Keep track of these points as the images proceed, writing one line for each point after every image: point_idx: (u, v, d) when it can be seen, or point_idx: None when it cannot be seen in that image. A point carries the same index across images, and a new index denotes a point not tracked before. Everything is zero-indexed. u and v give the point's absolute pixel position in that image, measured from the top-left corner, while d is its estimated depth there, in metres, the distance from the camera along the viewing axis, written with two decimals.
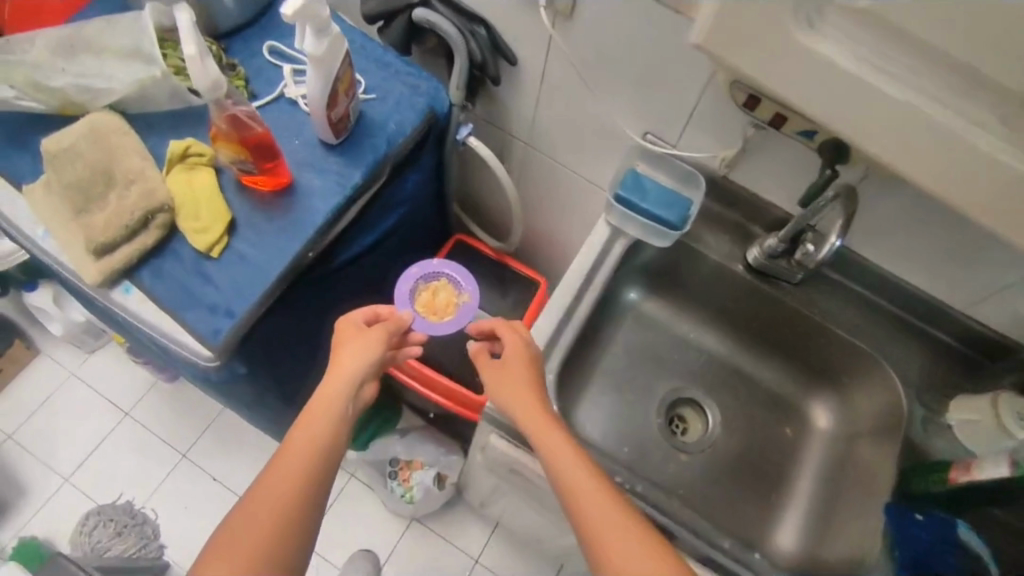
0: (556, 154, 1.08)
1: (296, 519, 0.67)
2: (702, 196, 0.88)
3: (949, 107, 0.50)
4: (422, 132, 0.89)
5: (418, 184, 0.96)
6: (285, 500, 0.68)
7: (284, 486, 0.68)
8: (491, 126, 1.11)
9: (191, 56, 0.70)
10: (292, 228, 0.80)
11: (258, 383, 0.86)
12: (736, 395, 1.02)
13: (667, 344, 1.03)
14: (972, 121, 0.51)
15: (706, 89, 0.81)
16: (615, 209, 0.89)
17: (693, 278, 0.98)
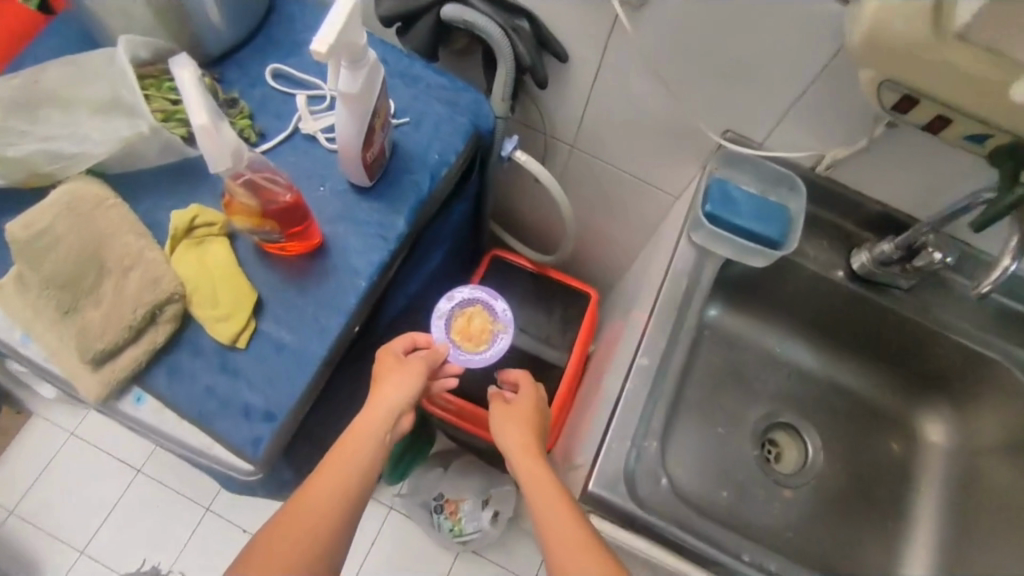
0: (608, 155, 0.94)
1: (312, 569, 0.60)
2: (804, 204, 0.75)
3: None
4: (468, 157, 0.74)
5: (463, 214, 0.81)
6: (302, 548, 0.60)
7: (313, 525, 0.61)
8: (528, 128, 0.95)
9: (201, 126, 0.54)
10: (332, 298, 0.65)
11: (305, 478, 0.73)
12: (837, 412, 0.91)
13: (757, 364, 0.91)
14: None
15: (817, 79, 0.66)
16: (705, 228, 0.75)
17: (783, 291, 0.85)
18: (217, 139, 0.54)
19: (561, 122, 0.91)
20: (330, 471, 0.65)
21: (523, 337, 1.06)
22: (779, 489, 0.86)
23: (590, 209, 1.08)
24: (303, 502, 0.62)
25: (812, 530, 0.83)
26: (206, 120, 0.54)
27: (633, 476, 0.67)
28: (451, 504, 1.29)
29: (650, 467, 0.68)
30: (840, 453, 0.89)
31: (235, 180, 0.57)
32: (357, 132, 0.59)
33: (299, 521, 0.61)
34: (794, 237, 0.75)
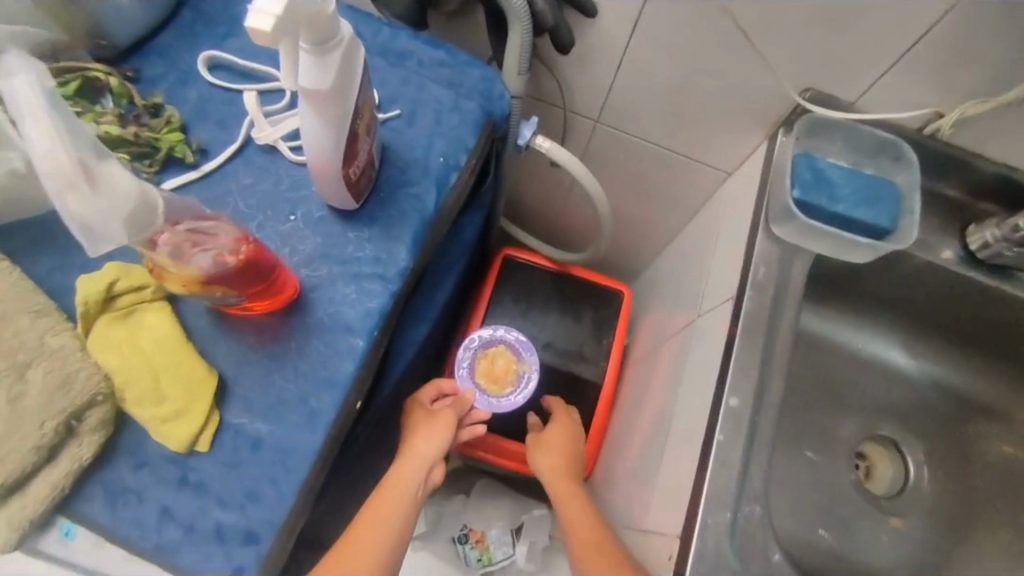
0: (642, 129, 0.76)
1: None
2: (917, 179, 0.59)
3: None
4: (481, 156, 0.57)
5: (476, 224, 0.64)
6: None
7: None
8: (542, 104, 0.77)
9: (59, 172, 0.34)
10: (323, 366, 0.48)
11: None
12: (941, 419, 0.76)
13: (840, 369, 0.76)
14: None
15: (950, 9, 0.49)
16: (795, 220, 0.58)
17: (873, 280, 0.69)
18: (88, 195, 0.35)
19: (584, 93, 0.73)
20: (358, 544, 0.58)
21: (550, 350, 0.90)
22: (881, 516, 0.72)
23: (615, 191, 0.90)
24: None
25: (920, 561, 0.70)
26: (62, 167, 0.34)
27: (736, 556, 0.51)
28: (477, 532, 1.13)
29: (758, 542, 0.53)
30: (948, 469, 0.74)
31: (156, 249, 0.40)
32: (338, 140, 0.41)
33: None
34: (909, 222, 0.58)
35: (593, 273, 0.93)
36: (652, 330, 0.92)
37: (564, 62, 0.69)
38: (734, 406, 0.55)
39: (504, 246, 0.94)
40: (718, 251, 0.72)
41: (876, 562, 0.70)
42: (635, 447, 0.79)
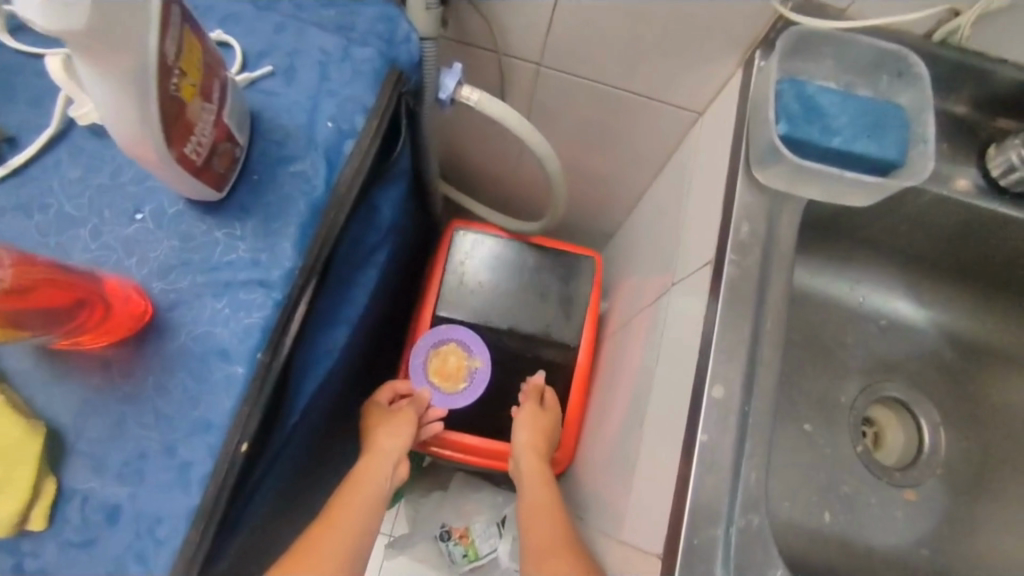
0: (594, 70, 0.64)
1: None
2: (932, 99, 0.48)
3: None
4: (388, 113, 0.44)
5: (396, 203, 0.53)
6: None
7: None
8: (472, 48, 0.65)
9: None
10: (194, 406, 0.38)
11: None
12: (962, 377, 0.66)
13: (843, 330, 0.65)
14: None
15: None
16: (781, 163, 0.47)
17: (874, 222, 0.59)
18: None
19: (519, 29, 0.61)
20: (342, 516, 0.55)
21: (512, 333, 0.80)
22: (896, 492, 0.62)
23: (573, 146, 0.79)
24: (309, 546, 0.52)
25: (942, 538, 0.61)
26: None
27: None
28: (460, 528, 1.05)
29: (757, 559, 0.42)
30: (973, 432, 0.64)
31: None
32: (124, 93, 0.29)
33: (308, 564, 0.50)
34: (923, 152, 0.47)
35: (556, 241, 0.82)
36: (626, 300, 0.81)
37: None
38: (719, 395, 0.44)
39: (454, 220, 0.82)
40: (691, 207, 0.61)
41: (902, 548, 0.60)
42: (612, 435, 0.69)
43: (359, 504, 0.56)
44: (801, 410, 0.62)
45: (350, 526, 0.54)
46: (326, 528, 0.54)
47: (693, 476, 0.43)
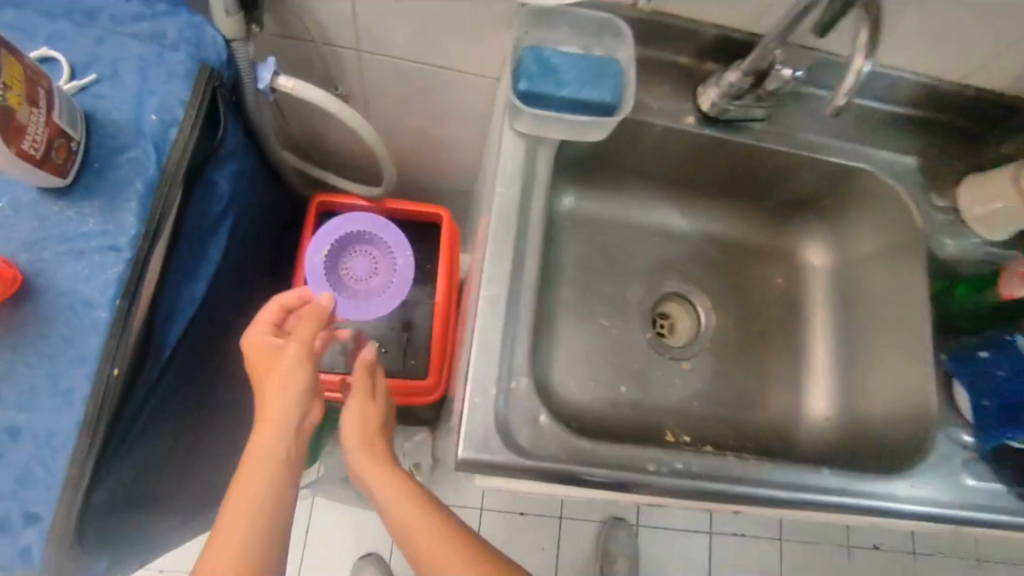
0: (402, 53, 0.77)
1: None
2: (632, 52, 0.64)
3: None
4: (206, 103, 0.57)
5: (232, 176, 0.64)
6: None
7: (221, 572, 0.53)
8: (294, 40, 0.76)
9: None
10: (72, 344, 0.50)
11: (109, 538, 0.59)
12: (714, 266, 0.86)
13: (625, 243, 0.84)
14: None
15: None
16: (525, 113, 0.63)
17: (628, 159, 0.77)
18: None
19: (332, 26, 0.74)
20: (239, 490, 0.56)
21: None
22: (677, 364, 0.82)
23: (409, 119, 0.92)
24: (226, 516, 0.55)
25: (710, 393, 0.81)
26: None
27: (510, 431, 0.57)
28: None
29: (526, 406, 0.58)
30: (723, 309, 0.85)
31: None
32: None
33: (230, 549, 0.54)
34: (629, 94, 0.63)
35: (410, 202, 0.95)
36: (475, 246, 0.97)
37: None
38: (492, 292, 0.60)
39: (317, 193, 0.94)
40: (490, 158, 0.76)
41: (674, 404, 0.80)
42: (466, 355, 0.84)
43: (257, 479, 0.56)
44: (597, 310, 0.81)
45: (258, 490, 0.56)
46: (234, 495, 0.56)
47: (476, 354, 0.58)
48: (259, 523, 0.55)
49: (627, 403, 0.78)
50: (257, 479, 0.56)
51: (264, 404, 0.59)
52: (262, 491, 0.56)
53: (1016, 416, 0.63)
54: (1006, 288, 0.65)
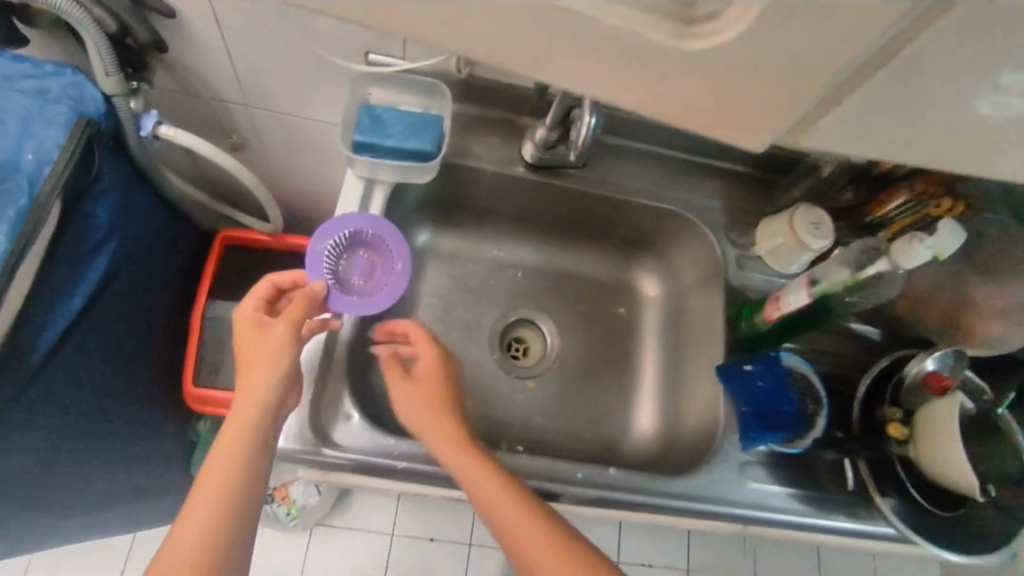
0: (283, 108, 0.91)
1: None
2: (451, 109, 0.77)
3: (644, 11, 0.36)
4: (81, 146, 0.69)
5: (109, 209, 0.77)
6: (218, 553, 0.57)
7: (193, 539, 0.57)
8: (189, 96, 0.90)
9: None
10: None
11: None
12: (562, 296, 0.97)
13: (480, 275, 0.95)
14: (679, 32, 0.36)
15: None
16: (358, 159, 0.75)
17: (476, 200, 0.89)
18: None
19: (219, 85, 0.87)
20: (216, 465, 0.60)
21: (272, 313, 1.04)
22: (522, 381, 0.92)
23: (304, 165, 1.05)
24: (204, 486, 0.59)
25: (550, 408, 0.91)
26: None
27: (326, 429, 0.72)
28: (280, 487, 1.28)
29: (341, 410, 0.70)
30: (568, 334, 0.95)
31: None
32: None
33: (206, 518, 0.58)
34: (446, 143, 0.76)
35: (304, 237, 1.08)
36: None
37: (182, 61, 0.82)
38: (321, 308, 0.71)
39: (221, 228, 1.06)
40: None
41: (516, 416, 0.90)
42: None
43: (234, 456, 0.60)
44: (448, 331, 0.91)
45: (236, 465, 0.60)
46: (214, 468, 0.60)
47: None
48: (232, 496, 0.59)
49: (471, 414, 0.88)
50: (229, 458, 0.60)
51: (243, 381, 0.63)
52: (237, 466, 0.60)
53: (769, 420, 0.72)
54: (767, 312, 0.74)
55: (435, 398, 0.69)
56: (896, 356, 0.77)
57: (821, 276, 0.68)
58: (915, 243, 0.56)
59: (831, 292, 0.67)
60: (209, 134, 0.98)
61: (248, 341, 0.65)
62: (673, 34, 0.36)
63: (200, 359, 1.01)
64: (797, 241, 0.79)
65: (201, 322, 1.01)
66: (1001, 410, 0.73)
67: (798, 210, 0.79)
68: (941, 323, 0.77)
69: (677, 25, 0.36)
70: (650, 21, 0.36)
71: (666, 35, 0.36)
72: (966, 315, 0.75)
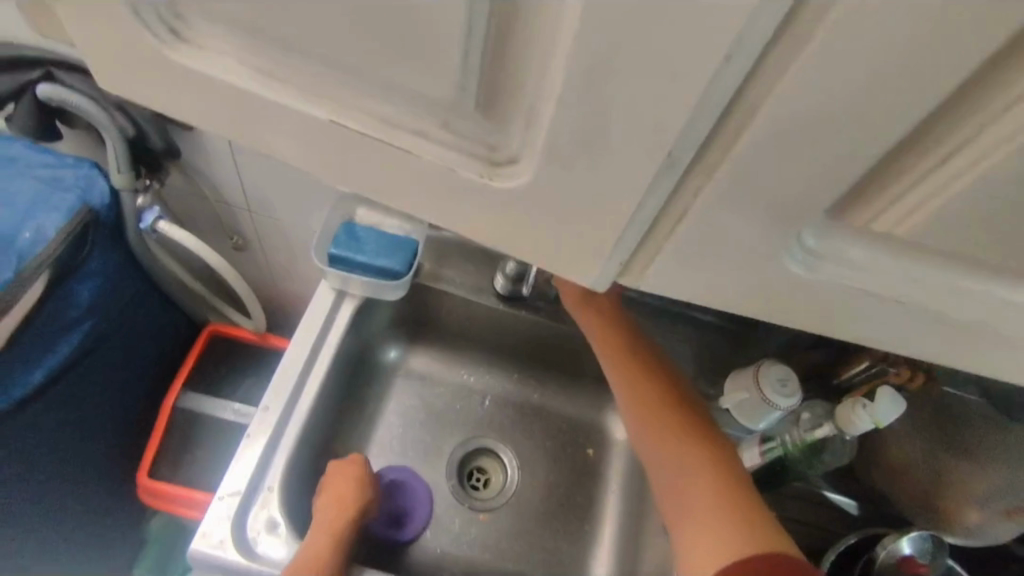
0: (282, 215, 0.97)
1: None
2: (424, 231, 0.83)
3: (464, 144, 0.37)
4: (75, 233, 0.75)
5: (92, 290, 0.81)
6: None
7: None
8: (198, 198, 0.98)
9: None
10: None
11: None
12: (529, 428, 0.92)
13: (446, 397, 0.92)
14: (497, 170, 0.37)
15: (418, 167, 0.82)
16: (332, 271, 0.80)
17: (447, 321, 0.90)
18: None
19: (226, 189, 0.95)
20: None
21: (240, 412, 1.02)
22: (476, 514, 0.85)
23: (299, 271, 1.10)
24: None
25: (498, 552, 0.84)
26: None
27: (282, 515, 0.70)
28: None
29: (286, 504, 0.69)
30: (531, 469, 0.89)
31: None
32: None
33: None
34: (416, 265, 0.81)
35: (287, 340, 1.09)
36: None
37: (194, 165, 0.91)
38: (269, 407, 0.72)
39: (210, 321, 1.09)
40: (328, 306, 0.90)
41: (463, 552, 0.83)
42: None
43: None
44: (403, 450, 0.88)
45: None
46: None
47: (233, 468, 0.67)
48: None
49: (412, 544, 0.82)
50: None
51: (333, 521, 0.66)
52: None
53: None
54: None
55: (652, 389, 0.72)
56: (866, 533, 0.71)
57: (774, 435, 0.66)
58: (857, 408, 0.54)
59: (784, 454, 0.65)
60: (213, 233, 1.05)
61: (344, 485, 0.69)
62: (482, 174, 0.37)
63: (162, 452, 0.99)
64: (761, 397, 0.75)
65: (170, 413, 1.00)
66: None
67: (763, 366, 0.76)
68: (916, 498, 0.72)
69: (488, 165, 0.37)
70: (465, 160, 0.37)
71: (478, 174, 0.37)
72: (940, 493, 0.70)
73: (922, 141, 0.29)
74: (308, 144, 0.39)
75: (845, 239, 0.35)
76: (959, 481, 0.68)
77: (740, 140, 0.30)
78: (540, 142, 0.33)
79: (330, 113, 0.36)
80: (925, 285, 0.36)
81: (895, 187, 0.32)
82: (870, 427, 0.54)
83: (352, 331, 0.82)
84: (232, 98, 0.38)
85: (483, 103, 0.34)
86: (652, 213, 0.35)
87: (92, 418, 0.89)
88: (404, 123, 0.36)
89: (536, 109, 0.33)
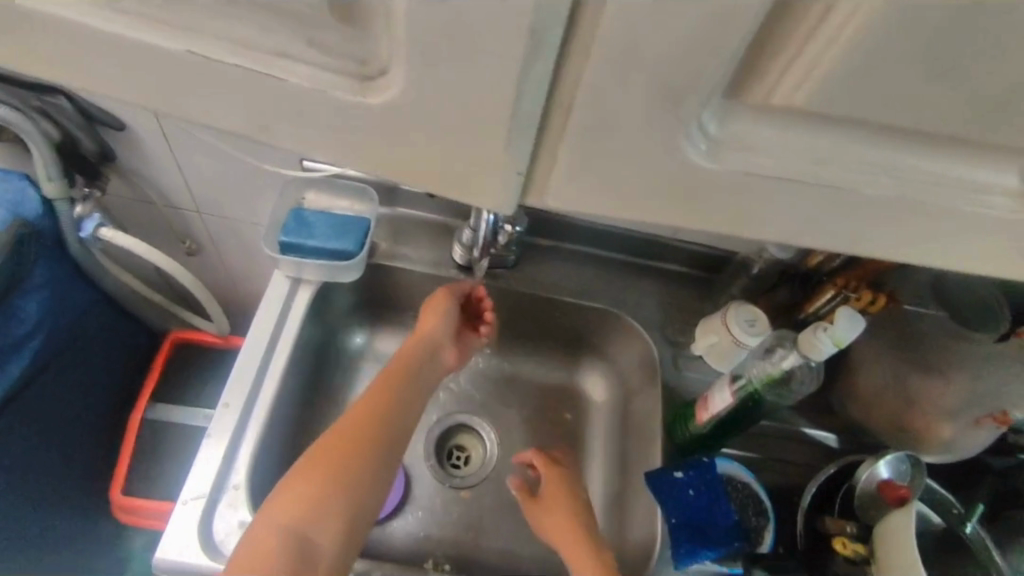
0: (230, 212, 0.95)
1: (344, 483, 0.62)
2: (374, 208, 0.82)
3: (337, 63, 0.35)
4: (10, 246, 0.73)
5: (39, 305, 0.78)
6: (314, 523, 0.59)
7: (359, 445, 0.64)
8: (142, 204, 0.95)
9: None
10: None
11: None
12: (504, 399, 0.92)
13: None
14: (366, 85, 0.35)
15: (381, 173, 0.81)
16: (285, 259, 0.78)
17: (410, 300, 0.89)
18: None
19: (168, 191, 0.92)
20: (372, 404, 0.68)
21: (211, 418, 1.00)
22: (458, 492, 0.84)
23: (257, 271, 1.07)
24: (356, 414, 0.67)
25: (485, 524, 0.83)
26: None
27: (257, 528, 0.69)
28: None
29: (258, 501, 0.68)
30: (510, 440, 0.89)
31: None
32: None
33: (367, 432, 0.66)
34: (369, 243, 0.80)
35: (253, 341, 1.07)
36: None
37: (131, 168, 0.88)
38: (229, 405, 0.69)
39: (172, 330, 1.06)
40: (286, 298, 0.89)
41: (449, 528, 0.82)
42: None
43: (391, 401, 0.69)
44: None
45: (384, 408, 0.68)
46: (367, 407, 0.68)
47: (196, 471, 0.65)
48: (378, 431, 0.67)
49: (397, 527, 0.81)
50: (382, 406, 0.68)
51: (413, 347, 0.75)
52: (385, 409, 0.68)
53: (704, 532, 0.65)
54: (698, 413, 0.70)
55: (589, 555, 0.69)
56: (842, 464, 0.71)
57: (742, 373, 0.66)
58: (818, 332, 0.53)
59: (755, 392, 0.64)
60: (163, 239, 1.02)
61: (428, 312, 0.78)
62: (358, 91, 0.35)
63: (133, 466, 0.96)
64: (731, 338, 0.75)
65: (140, 426, 0.97)
66: (970, 526, 0.64)
67: (730, 309, 0.76)
68: (887, 420, 0.73)
69: (361, 81, 0.35)
70: (339, 80, 0.35)
71: (353, 92, 0.35)
72: (912, 411, 0.70)
73: (814, 8, 0.28)
74: (205, 102, 0.37)
75: (761, 122, 0.35)
76: (927, 397, 0.69)
77: (625, 31, 0.29)
78: (400, 40, 0.32)
79: (225, 49, 0.35)
80: (845, 180, 0.35)
81: (788, 70, 0.31)
82: (835, 351, 0.53)
83: (312, 319, 0.80)
84: (119, 48, 0.36)
85: (338, 11, 0.33)
86: (563, 125, 0.34)
87: (55, 438, 0.86)
88: (274, 47, 0.35)
89: (390, 10, 0.32)
